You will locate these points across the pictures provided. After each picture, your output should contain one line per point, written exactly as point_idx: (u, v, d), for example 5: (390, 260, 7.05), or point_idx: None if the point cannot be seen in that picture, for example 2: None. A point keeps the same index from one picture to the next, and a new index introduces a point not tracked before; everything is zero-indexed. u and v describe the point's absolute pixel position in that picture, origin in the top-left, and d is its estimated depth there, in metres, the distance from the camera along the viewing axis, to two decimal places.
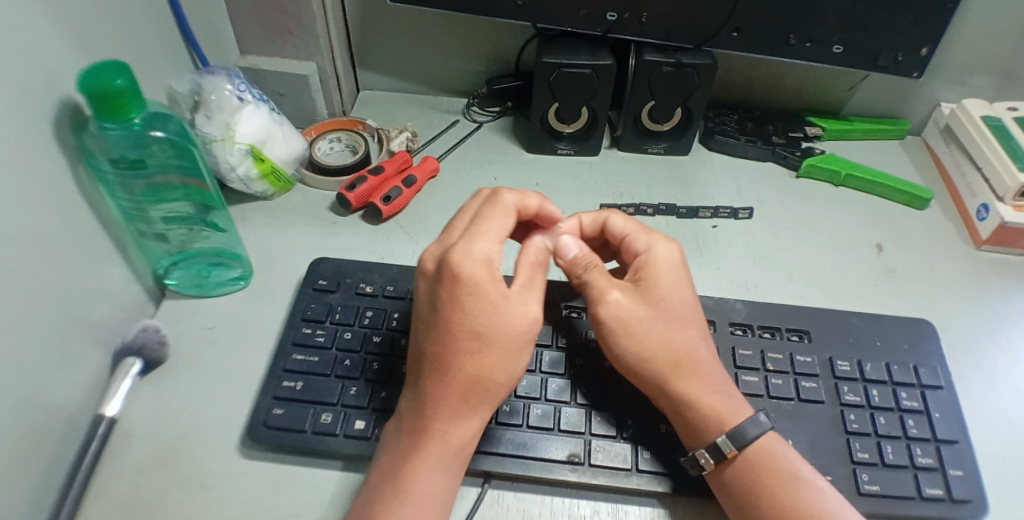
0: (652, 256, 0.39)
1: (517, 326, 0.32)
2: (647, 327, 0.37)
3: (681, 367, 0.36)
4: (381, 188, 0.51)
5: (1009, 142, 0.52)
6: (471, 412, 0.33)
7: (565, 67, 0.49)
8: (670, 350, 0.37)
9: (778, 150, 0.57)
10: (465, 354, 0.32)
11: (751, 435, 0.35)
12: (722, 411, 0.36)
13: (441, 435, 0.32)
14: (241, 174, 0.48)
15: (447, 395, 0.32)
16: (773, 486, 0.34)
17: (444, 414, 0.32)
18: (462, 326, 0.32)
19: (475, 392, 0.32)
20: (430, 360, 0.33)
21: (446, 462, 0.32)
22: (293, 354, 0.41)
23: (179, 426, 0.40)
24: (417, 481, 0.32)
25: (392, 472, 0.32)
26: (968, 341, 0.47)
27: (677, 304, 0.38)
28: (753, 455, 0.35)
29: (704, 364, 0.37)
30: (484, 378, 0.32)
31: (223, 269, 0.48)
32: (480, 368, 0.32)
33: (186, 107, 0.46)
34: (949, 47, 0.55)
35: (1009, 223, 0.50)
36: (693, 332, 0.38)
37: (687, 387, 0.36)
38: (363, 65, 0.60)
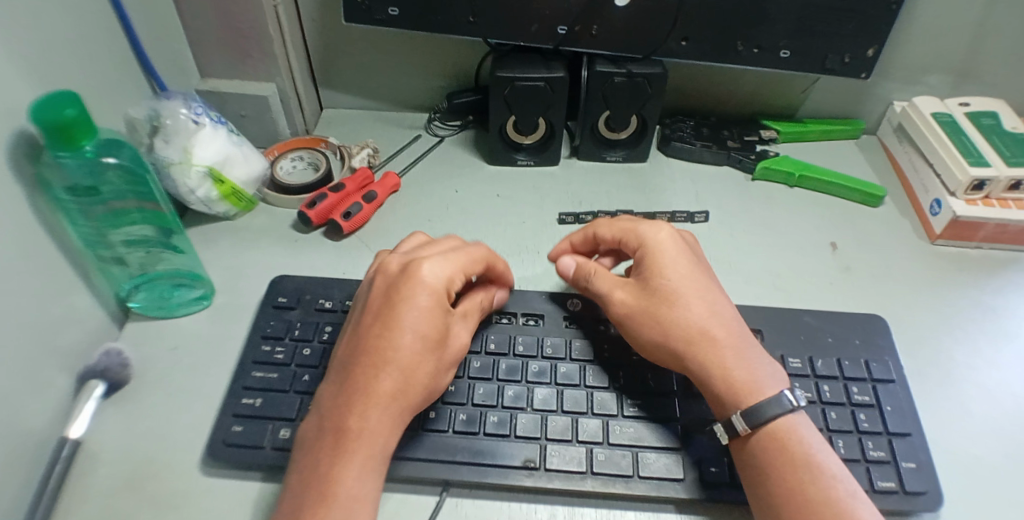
0: (654, 245, 0.42)
1: (440, 331, 0.37)
2: (663, 306, 0.40)
3: (694, 340, 0.38)
4: (341, 204, 0.52)
5: (960, 137, 0.53)
6: (398, 411, 0.35)
7: (519, 80, 0.50)
8: (684, 326, 0.39)
9: (734, 154, 0.58)
10: (406, 355, 0.35)
11: (766, 415, 0.35)
12: (738, 384, 0.37)
13: (366, 435, 0.34)
14: (202, 196, 0.49)
15: (377, 393, 0.34)
16: (785, 467, 0.34)
17: (372, 414, 0.34)
18: (391, 326, 0.36)
19: (404, 390, 0.35)
20: (369, 356, 0.35)
21: (368, 463, 0.33)
22: (252, 371, 0.42)
23: (142, 447, 0.40)
24: (349, 481, 0.32)
25: (317, 469, 0.32)
26: (925, 337, 0.47)
27: (684, 281, 0.40)
28: (767, 436, 0.35)
29: (723, 339, 0.38)
30: (410, 377, 0.35)
31: (185, 290, 0.48)
32: (408, 366, 0.35)
33: (144, 134, 0.47)
34: (897, 48, 0.56)
35: (961, 217, 0.51)
36: (709, 305, 0.40)
37: (707, 358, 0.38)
38: (325, 85, 0.61)
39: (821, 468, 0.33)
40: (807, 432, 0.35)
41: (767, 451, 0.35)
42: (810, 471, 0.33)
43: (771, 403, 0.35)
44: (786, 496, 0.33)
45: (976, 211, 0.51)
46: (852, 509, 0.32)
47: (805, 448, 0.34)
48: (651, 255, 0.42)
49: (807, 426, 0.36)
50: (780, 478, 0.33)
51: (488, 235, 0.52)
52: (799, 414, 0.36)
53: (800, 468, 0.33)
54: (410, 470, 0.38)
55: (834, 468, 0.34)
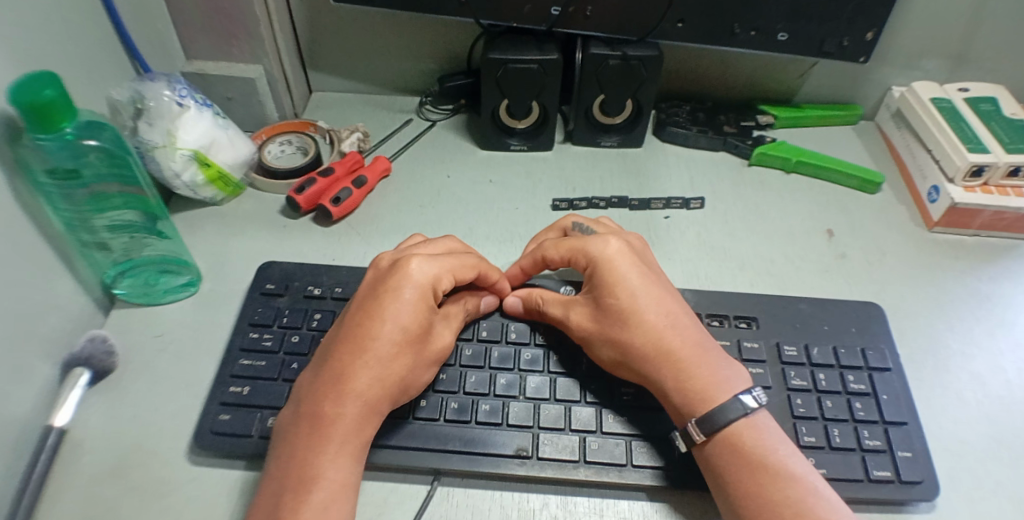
0: (601, 263, 0.41)
1: (422, 323, 0.36)
2: (618, 327, 0.39)
3: (649, 358, 0.38)
4: (331, 189, 0.50)
5: (958, 123, 0.52)
6: (377, 401, 0.34)
7: (512, 63, 0.49)
8: (640, 344, 0.38)
9: (730, 139, 0.57)
10: (390, 346, 0.35)
11: (721, 421, 0.35)
12: (695, 398, 0.36)
13: (346, 424, 0.33)
14: (187, 180, 0.48)
15: (359, 383, 0.34)
16: (743, 472, 0.34)
17: (354, 404, 0.34)
18: (374, 316, 0.36)
19: (384, 380, 0.34)
20: (353, 347, 0.35)
21: (348, 452, 0.33)
22: (239, 359, 0.41)
23: (128, 436, 0.39)
24: (327, 467, 0.32)
25: (297, 459, 0.32)
26: (920, 324, 0.47)
27: (635, 299, 0.39)
28: (724, 442, 0.35)
29: (679, 351, 0.38)
30: (390, 368, 0.35)
31: (172, 277, 0.48)
32: (387, 357, 0.35)
33: (128, 117, 0.45)
34: (896, 32, 0.55)
35: (960, 203, 0.50)
36: (663, 320, 0.39)
37: (661, 374, 0.37)
38: (315, 67, 0.60)
39: (784, 469, 0.33)
40: (766, 433, 0.35)
41: (726, 459, 0.34)
42: (772, 475, 0.33)
43: (726, 409, 0.35)
44: (751, 503, 0.33)
45: (973, 198, 0.50)
46: (816, 509, 0.32)
47: (765, 450, 0.34)
48: (599, 273, 0.41)
49: (766, 425, 0.36)
50: (739, 484, 0.33)
51: (480, 221, 0.51)
52: (756, 414, 0.36)
53: (764, 473, 0.33)
54: (400, 459, 0.37)
55: (797, 468, 0.34)
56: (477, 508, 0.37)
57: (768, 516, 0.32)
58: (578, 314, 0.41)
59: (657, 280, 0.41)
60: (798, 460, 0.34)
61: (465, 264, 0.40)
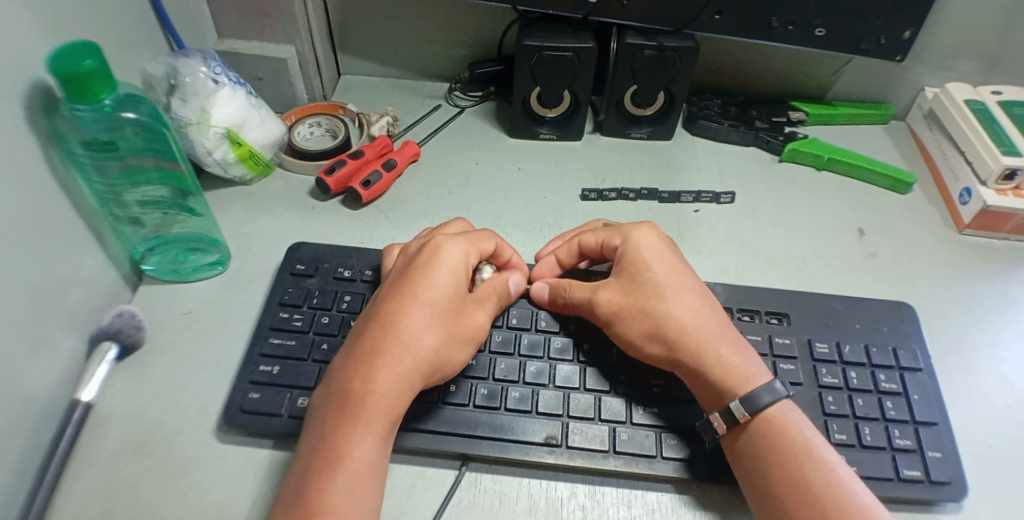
0: (635, 246, 0.41)
1: (452, 303, 0.37)
2: (650, 306, 0.39)
3: (684, 336, 0.38)
4: (360, 172, 0.50)
5: (992, 125, 0.52)
6: (406, 380, 0.34)
7: (546, 50, 0.49)
8: (675, 323, 0.38)
9: (761, 135, 0.57)
10: (419, 323, 0.35)
11: (763, 402, 0.35)
12: (733, 379, 0.36)
13: (376, 401, 0.33)
14: (218, 158, 0.48)
15: (388, 359, 0.34)
16: (783, 454, 0.33)
17: (384, 379, 0.33)
18: (404, 295, 0.36)
19: (413, 358, 0.34)
20: (383, 325, 0.35)
21: (378, 430, 0.32)
22: (269, 337, 0.41)
23: (156, 411, 0.39)
24: (353, 444, 0.31)
25: (325, 435, 0.32)
26: (950, 325, 0.47)
27: (670, 281, 0.40)
28: (763, 423, 0.35)
29: (713, 333, 0.38)
30: (419, 345, 0.35)
31: (200, 255, 0.47)
32: (417, 334, 0.35)
33: (162, 92, 0.45)
34: (933, 32, 0.55)
35: (992, 206, 0.50)
36: (697, 304, 0.39)
37: (695, 353, 0.37)
38: (344, 50, 0.60)
39: (821, 457, 0.33)
40: (803, 422, 0.35)
41: (764, 440, 0.34)
42: (810, 460, 0.33)
43: (761, 392, 0.35)
44: (788, 485, 0.32)
45: (1006, 201, 0.50)
46: (853, 498, 0.32)
47: (804, 436, 0.34)
48: (634, 255, 0.41)
49: (803, 415, 0.36)
50: (778, 464, 0.33)
51: (509, 209, 0.51)
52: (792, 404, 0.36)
53: (801, 457, 0.33)
54: (429, 444, 0.37)
55: (833, 458, 0.34)
56: (506, 494, 0.36)
57: (805, 497, 0.32)
58: (608, 292, 0.41)
59: (689, 268, 0.42)
60: (833, 452, 0.34)
61: (484, 235, 0.41)
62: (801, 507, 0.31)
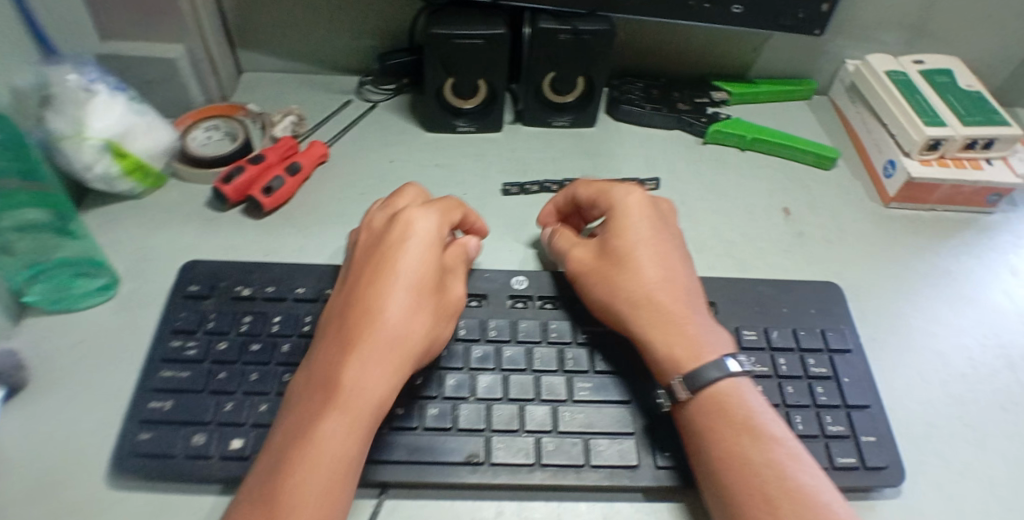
0: (619, 206, 0.41)
1: (430, 278, 0.35)
2: (615, 270, 0.39)
3: (638, 307, 0.37)
4: (262, 178, 0.46)
5: (914, 97, 0.51)
6: (390, 364, 0.32)
7: (455, 38, 0.46)
8: (633, 293, 0.38)
9: (685, 117, 0.55)
10: (399, 305, 0.34)
11: (710, 378, 0.34)
12: (682, 356, 0.35)
13: (359, 389, 0.31)
14: (101, 173, 0.44)
15: (364, 344, 0.32)
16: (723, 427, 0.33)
17: (367, 366, 0.31)
18: (381, 276, 0.35)
19: (397, 341, 0.33)
20: (360, 309, 0.33)
21: (364, 418, 0.30)
22: (161, 370, 0.38)
23: (41, 457, 0.36)
24: (329, 434, 0.29)
25: (298, 432, 0.29)
26: (877, 301, 0.47)
27: (643, 248, 0.39)
28: (711, 397, 0.34)
29: (672, 305, 0.37)
30: (403, 328, 0.33)
31: (88, 279, 0.43)
32: (400, 317, 0.33)
33: (33, 106, 0.42)
34: (853, 3, 0.54)
35: (916, 179, 0.50)
36: (665, 270, 0.39)
37: (650, 323, 0.37)
38: (245, 46, 0.55)
39: (765, 432, 0.33)
40: (751, 397, 0.34)
41: (707, 413, 0.34)
42: (756, 433, 0.32)
43: (709, 368, 0.34)
44: (728, 459, 0.32)
45: (929, 172, 0.50)
46: (798, 477, 0.31)
47: (746, 410, 0.34)
48: (618, 215, 0.41)
49: (750, 389, 0.35)
50: (718, 436, 0.33)
51: None
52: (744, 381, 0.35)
53: (745, 431, 0.32)
54: None
55: (779, 432, 0.33)
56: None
57: (747, 474, 0.31)
58: (579, 258, 0.42)
59: (670, 237, 0.41)
60: (780, 426, 0.34)
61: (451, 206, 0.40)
62: (741, 480, 0.31)
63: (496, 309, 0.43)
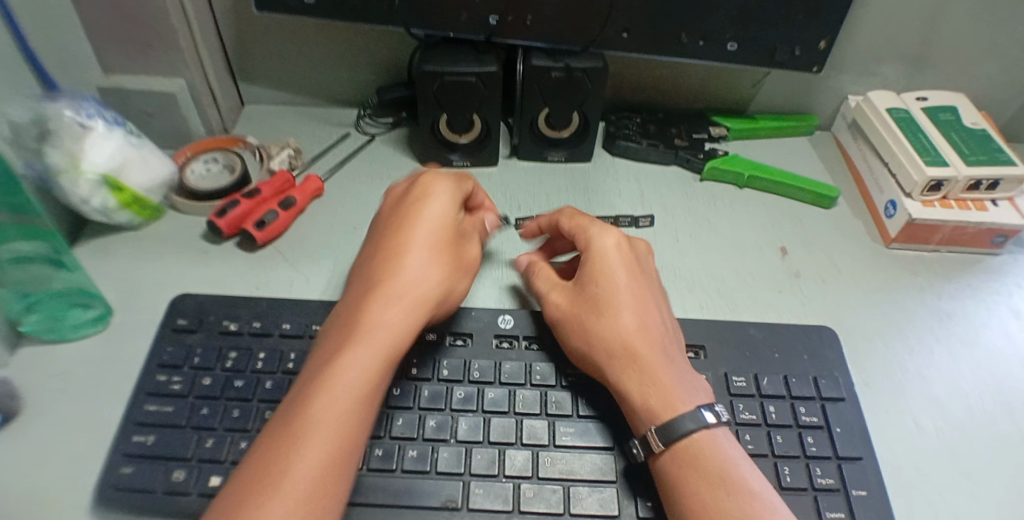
0: (596, 252, 0.42)
1: (433, 277, 0.38)
2: (592, 318, 0.39)
3: (613, 355, 0.38)
4: (256, 212, 0.47)
5: (915, 135, 0.50)
6: (390, 356, 0.34)
7: (447, 75, 0.47)
8: (607, 341, 0.38)
9: (682, 153, 0.55)
10: (398, 303, 0.35)
11: (687, 430, 0.34)
12: (657, 407, 0.35)
13: (358, 377, 0.32)
14: (97, 206, 0.44)
15: (364, 337, 0.33)
16: (698, 479, 0.32)
17: (365, 357, 0.33)
18: (385, 274, 0.37)
19: (396, 335, 0.34)
20: (364, 305, 0.35)
21: (358, 408, 0.31)
22: (145, 403, 0.37)
23: (22, 490, 0.36)
24: (323, 418, 0.30)
25: (292, 419, 0.30)
26: (874, 345, 0.45)
27: (618, 296, 0.40)
28: (685, 448, 0.34)
29: (649, 353, 0.38)
30: (403, 325, 0.35)
31: (80, 310, 0.44)
32: (402, 313, 0.35)
33: (31, 139, 0.42)
34: (852, 39, 0.53)
35: (917, 219, 0.48)
36: (641, 316, 0.39)
37: (627, 372, 0.37)
38: (246, 79, 0.57)
39: (740, 484, 0.32)
40: (728, 448, 0.34)
41: (682, 464, 0.33)
42: (730, 486, 0.32)
43: (685, 419, 0.34)
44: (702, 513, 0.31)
45: (931, 213, 0.49)
46: None
47: (721, 461, 0.33)
48: (593, 262, 0.42)
49: (727, 439, 0.35)
50: (692, 487, 0.32)
51: None
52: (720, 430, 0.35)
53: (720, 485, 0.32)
54: None
55: (755, 483, 0.33)
56: None
57: None
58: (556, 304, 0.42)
59: (645, 285, 0.41)
60: (757, 477, 0.33)
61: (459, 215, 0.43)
62: None
63: (481, 350, 0.43)
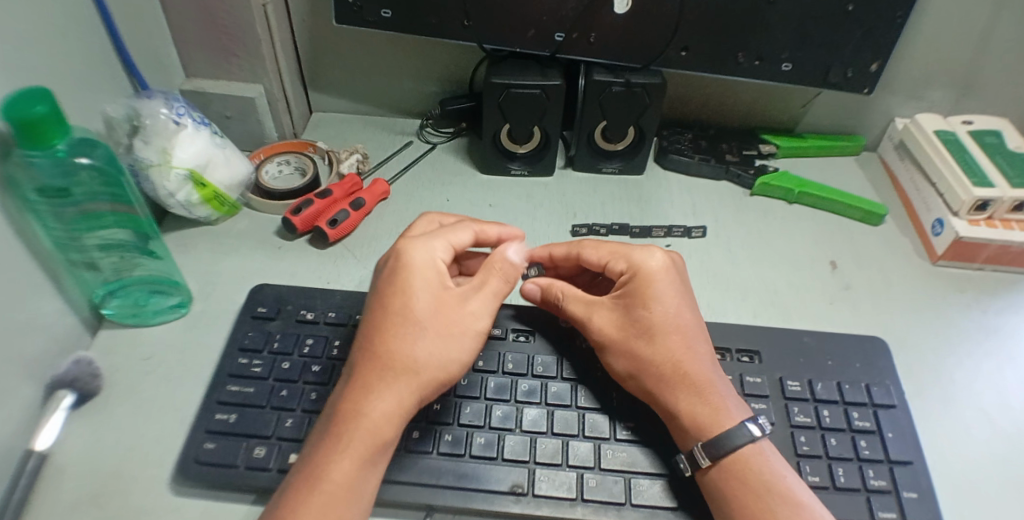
0: (642, 270, 0.40)
1: (437, 307, 0.35)
2: (636, 340, 0.39)
3: (665, 379, 0.37)
4: (328, 211, 0.50)
5: (962, 157, 0.52)
6: (398, 394, 0.32)
7: (514, 87, 0.49)
8: (659, 365, 0.37)
9: (733, 168, 0.57)
10: (397, 339, 0.33)
11: (736, 443, 0.35)
12: (705, 423, 0.36)
13: (365, 420, 0.32)
14: (181, 200, 0.47)
15: (369, 376, 0.33)
16: (747, 496, 0.33)
17: (371, 397, 0.32)
18: (385, 307, 0.35)
19: (404, 372, 0.33)
20: (369, 341, 0.34)
21: (366, 451, 0.31)
22: (227, 385, 0.39)
23: (109, 461, 0.37)
24: (335, 464, 0.30)
25: (309, 462, 0.31)
26: (926, 358, 0.46)
27: (669, 318, 0.39)
28: (732, 464, 0.34)
29: (696, 377, 0.37)
30: (412, 359, 0.33)
31: (161, 297, 0.46)
32: (408, 349, 0.33)
33: (124, 135, 0.45)
34: (898, 64, 0.55)
35: (964, 237, 0.50)
36: (685, 338, 0.39)
37: (675, 395, 0.37)
38: (316, 88, 0.60)
39: (789, 497, 0.33)
40: (772, 462, 0.35)
41: (730, 481, 0.34)
42: (780, 499, 0.33)
43: (733, 435, 0.35)
44: None
45: (978, 231, 0.50)
46: None
47: (768, 477, 0.34)
48: (638, 281, 0.40)
49: (772, 452, 0.36)
50: (743, 504, 0.33)
51: None
52: (763, 442, 0.36)
53: (770, 500, 0.33)
54: (390, 494, 0.36)
55: (804, 495, 0.34)
56: None
57: None
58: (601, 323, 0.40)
59: (687, 300, 0.40)
60: (803, 488, 0.34)
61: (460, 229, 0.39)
62: None
63: (545, 345, 0.44)
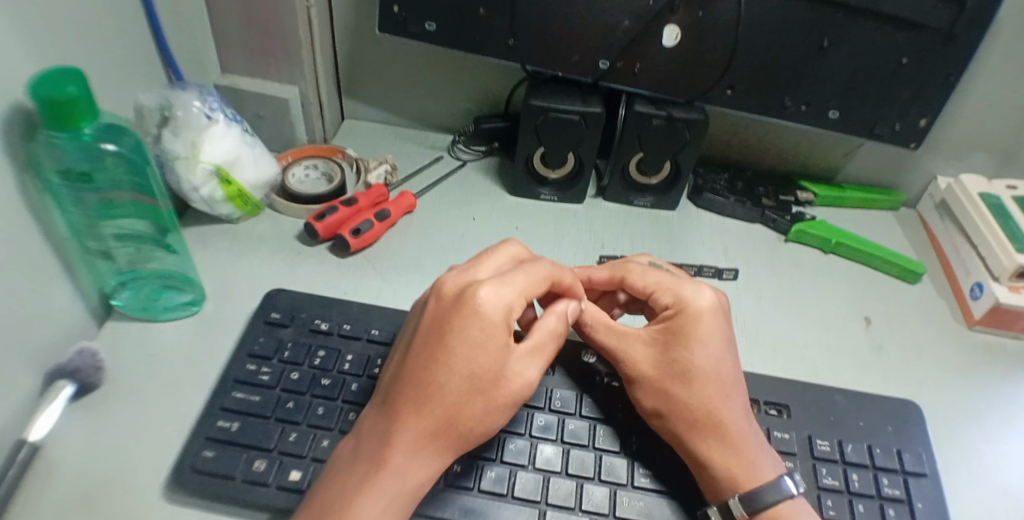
0: (689, 309, 0.38)
1: (493, 366, 0.32)
2: (672, 381, 0.37)
3: (698, 424, 0.35)
4: (352, 220, 0.49)
5: (1007, 222, 0.50)
6: (435, 447, 0.31)
7: (554, 111, 0.48)
8: (692, 409, 0.36)
9: (768, 213, 0.56)
10: (449, 394, 0.31)
11: (768, 499, 0.33)
12: (739, 475, 0.34)
13: (399, 471, 0.30)
14: (205, 195, 0.46)
15: (409, 423, 0.31)
16: None
17: (410, 447, 0.30)
18: (437, 354, 0.31)
19: (446, 427, 0.31)
20: (415, 385, 0.31)
21: (396, 503, 0.30)
22: (232, 391, 0.38)
23: (101, 461, 0.35)
24: (360, 509, 0.29)
25: (331, 498, 0.30)
26: (962, 432, 0.43)
27: (710, 363, 0.37)
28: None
29: (730, 427, 0.35)
30: (458, 416, 0.31)
31: (174, 294, 0.45)
32: (456, 405, 0.31)
33: (153, 124, 0.44)
34: (945, 122, 0.54)
35: (1004, 304, 0.47)
36: (725, 387, 0.37)
37: (706, 443, 0.35)
38: (351, 95, 0.59)
39: None
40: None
41: None
42: None
43: (766, 489, 0.33)
44: None
45: (1019, 299, 0.48)
46: None
47: None
48: (684, 320, 0.38)
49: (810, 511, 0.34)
50: None
51: None
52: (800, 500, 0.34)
53: None
54: None
55: None
56: None
57: None
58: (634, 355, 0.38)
59: (728, 346, 0.38)
60: None
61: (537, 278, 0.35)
62: None
63: (564, 381, 0.42)
